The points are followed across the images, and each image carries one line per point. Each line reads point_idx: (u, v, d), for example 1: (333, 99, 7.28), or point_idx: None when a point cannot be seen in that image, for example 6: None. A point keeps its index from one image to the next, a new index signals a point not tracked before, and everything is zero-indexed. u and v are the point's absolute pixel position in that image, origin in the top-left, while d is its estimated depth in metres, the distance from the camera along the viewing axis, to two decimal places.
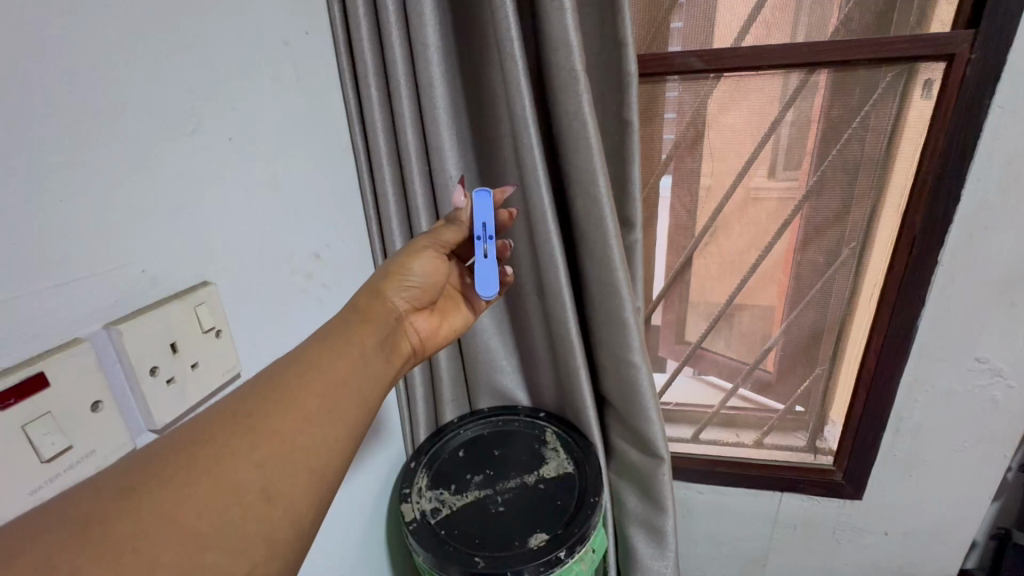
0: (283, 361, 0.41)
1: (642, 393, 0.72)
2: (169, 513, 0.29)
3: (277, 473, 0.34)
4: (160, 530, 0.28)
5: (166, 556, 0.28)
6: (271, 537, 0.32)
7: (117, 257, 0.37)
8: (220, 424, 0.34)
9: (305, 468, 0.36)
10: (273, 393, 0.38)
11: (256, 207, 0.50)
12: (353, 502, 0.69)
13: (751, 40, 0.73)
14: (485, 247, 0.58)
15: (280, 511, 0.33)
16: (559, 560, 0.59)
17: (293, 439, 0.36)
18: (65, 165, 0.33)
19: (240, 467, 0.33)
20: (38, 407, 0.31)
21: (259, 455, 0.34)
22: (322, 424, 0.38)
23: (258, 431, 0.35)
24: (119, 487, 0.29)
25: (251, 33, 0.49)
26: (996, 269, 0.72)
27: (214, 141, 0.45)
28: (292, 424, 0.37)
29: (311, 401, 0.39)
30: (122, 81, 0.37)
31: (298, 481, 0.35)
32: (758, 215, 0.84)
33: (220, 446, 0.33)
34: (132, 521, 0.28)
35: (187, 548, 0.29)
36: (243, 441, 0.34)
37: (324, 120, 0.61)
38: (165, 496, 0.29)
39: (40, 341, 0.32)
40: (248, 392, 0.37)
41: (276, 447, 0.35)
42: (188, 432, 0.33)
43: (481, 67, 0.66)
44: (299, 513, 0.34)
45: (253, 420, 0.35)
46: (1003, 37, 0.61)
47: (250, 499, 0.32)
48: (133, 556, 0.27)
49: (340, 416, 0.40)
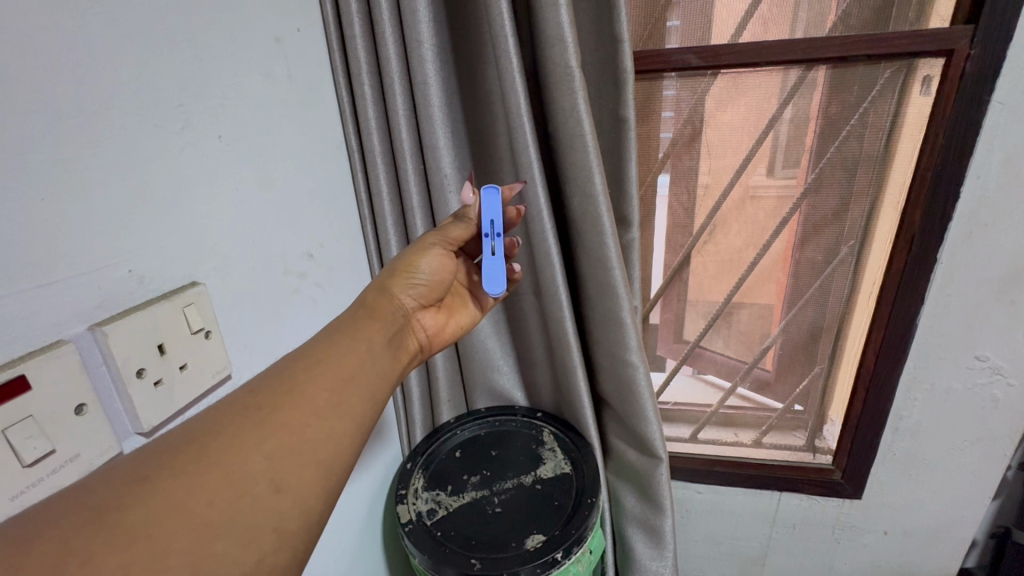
0: (290, 356, 0.41)
1: (641, 392, 0.71)
2: (180, 502, 0.29)
3: (285, 466, 0.34)
4: (170, 516, 0.28)
5: (177, 544, 0.28)
6: (281, 528, 0.32)
7: (103, 257, 0.36)
8: (231, 417, 0.34)
9: (312, 462, 0.35)
10: (281, 388, 0.37)
11: (247, 206, 0.50)
12: (350, 503, 0.68)
13: (749, 36, 0.72)
14: (492, 245, 0.57)
15: (289, 502, 0.33)
16: (556, 562, 0.59)
17: (301, 434, 0.36)
18: (48, 164, 0.32)
19: (249, 458, 0.33)
20: (20, 411, 0.31)
21: (268, 448, 0.34)
22: (331, 418, 0.38)
23: (267, 425, 0.35)
24: (131, 476, 0.29)
25: (241, 29, 0.49)
26: (996, 266, 0.71)
27: (204, 139, 0.44)
28: (301, 419, 0.36)
29: (319, 396, 0.38)
30: (107, 77, 0.36)
31: (307, 474, 0.35)
32: (757, 214, 0.83)
33: (231, 438, 0.33)
34: (144, 509, 0.28)
35: (197, 536, 0.28)
36: (253, 434, 0.34)
37: (317, 117, 0.61)
38: (176, 486, 0.29)
39: (23, 342, 0.32)
40: (256, 388, 0.37)
41: (286, 441, 0.35)
42: (199, 426, 0.33)
43: (476, 63, 0.65)
44: (308, 505, 0.34)
45: (263, 414, 0.35)
46: (1002, 32, 0.60)
47: (259, 490, 0.32)
48: (145, 543, 0.27)
49: (348, 412, 0.40)
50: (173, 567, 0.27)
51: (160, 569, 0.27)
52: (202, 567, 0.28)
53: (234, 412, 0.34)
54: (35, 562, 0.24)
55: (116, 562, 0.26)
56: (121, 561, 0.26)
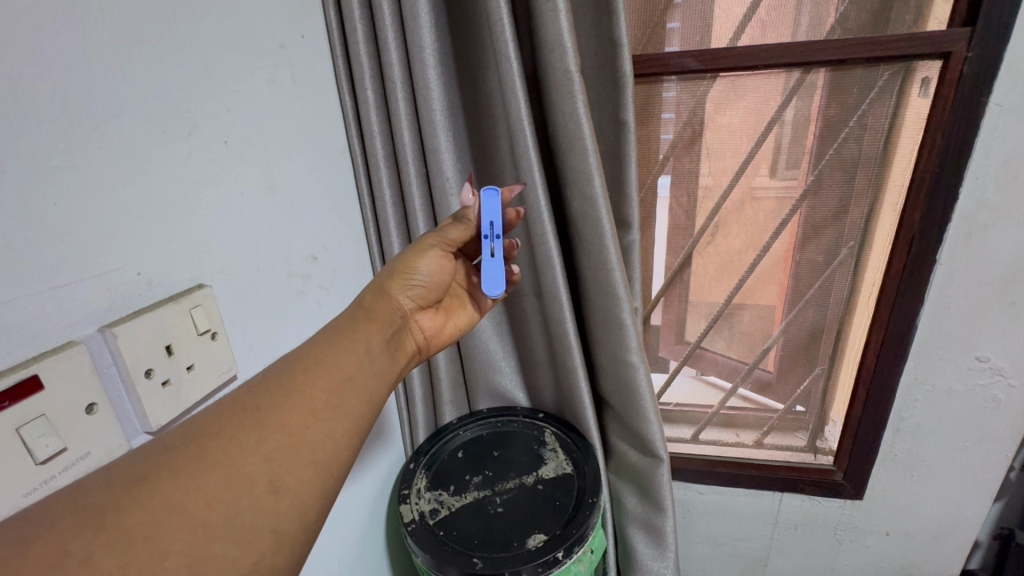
0: (290, 357, 0.42)
1: (641, 393, 0.71)
2: (179, 503, 0.30)
3: (285, 467, 0.34)
4: (169, 518, 0.29)
5: (176, 546, 0.28)
6: (279, 529, 0.33)
7: (113, 261, 0.37)
8: (230, 418, 0.35)
9: (312, 462, 0.36)
10: (280, 390, 0.38)
11: (252, 210, 0.51)
12: (353, 502, 0.69)
13: (747, 40, 0.73)
14: (491, 247, 0.58)
15: (287, 504, 0.34)
16: (557, 561, 0.59)
17: (300, 435, 0.36)
18: (57, 167, 0.33)
19: (248, 458, 0.33)
20: (32, 410, 0.31)
21: (265, 449, 0.34)
22: (330, 418, 0.39)
23: (265, 426, 0.35)
24: (130, 477, 0.30)
25: (247, 36, 0.50)
26: (996, 268, 0.71)
27: (210, 144, 0.45)
28: (299, 420, 0.37)
29: (319, 396, 0.39)
30: (115, 84, 0.37)
31: (305, 475, 0.35)
32: (757, 214, 0.84)
33: (229, 439, 0.34)
34: (143, 510, 0.29)
35: (196, 537, 0.29)
36: (251, 435, 0.34)
37: (321, 121, 0.62)
38: (175, 487, 0.30)
39: (34, 343, 0.32)
40: (256, 389, 0.38)
41: (284, 442, 0.35)
42: (200, 426, 0.34)
43: (477, 67, 0.66)
44: (307, 507, 0.35)
45: (262, 415, 0.36)
46: (999, 35, 0.61)
47: (257, 492, 0.33)
48: (144, 544, 0.28)
49: (348, 412, 0.41)
50: (173, 568, 0.28)
51: (160, 570, 0.27)
52: (202, 568, 0.29)
53: (232, 414, 0.35)
54: (36, 562, 0.25)
55: (115, 563, 0.26)
56: (119, 563, 0.27)
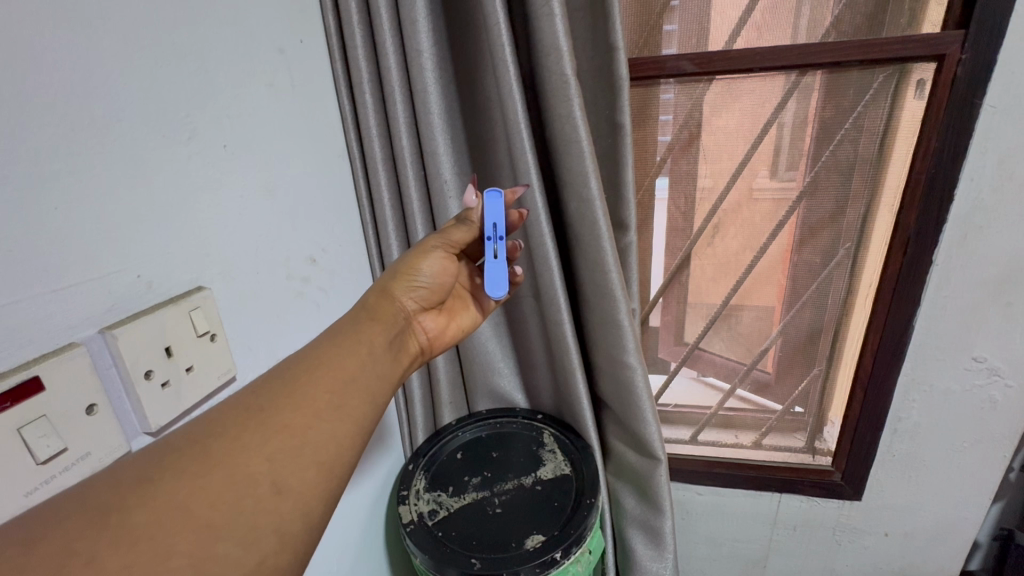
0: (293, 358, 0.42)
1: (640, 394, 0.72)
2: (183, 503, 0.30)
3: (288, 468, 0.35)
4: (172, 518, 0.29)
5: (178, 546, 0.29)
6: (281, 529, 0.33)
7: (113, 264, 0.37)
8: (234, 419, 0.35)
9: (314, 463, 0.36)
10: (282, 390, 0.39)
11: (252, 212, 0.51)
12: (352, 503, 0.69)
13: (742, 43, 0.73)
14: (496, 248, 0.58)
15: (289, 504, 0.34)
16: (555, 561, 0.60)
17: (303, 436, 0.37)
18: (59, 172, 0.34)
19: (251, 459, 0.34)
20: (33, 411, 0.32)
21: (269, 449, 0.35)
22: (333, 419, 0.39)
23: (268, 427, 0.36)
24: (133, 477, 0.30)
25: (246, 40, 0.50)
26: (992, 268, 0.71)
27: (210, 147, 0.46)
28: (301, 421, 0.37)
29: (321, 396, 0.40)
30: (115, 89, 0.37)
31: (307, 476, 0.35)
32: (754, 216, 0.84)
33: (233, 439, 0.34)
34: (147, 511, 0.29)
35: (199, 537, 0.29)
36: (255, 436, 0.35)
37: (320, 124, 0.62)
38: (178, 487, 0.30)
39: (35, 346, 0.33)
40: (260, 389, 0.38)
41: (287, 443, 0.36)
42: (202, 428, 0.34)
43: (474, 69, 0.67)
44: (309, 507, 0.35)
45: (265, 415, 0.37)
46: (992, 38, 0.61)
47: (260, 492, 0.33)
48: (148, 544, 0.28)
49: (350, 412, 0.41)
50: (176, 568, 0.28)
51: (163, 570, 0.27)
52: (204, 568, 0.29)
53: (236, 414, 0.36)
54: (39, 562, 0.25)
55: (118, 563, 0.27)
56: (123, 562, 0.27)
